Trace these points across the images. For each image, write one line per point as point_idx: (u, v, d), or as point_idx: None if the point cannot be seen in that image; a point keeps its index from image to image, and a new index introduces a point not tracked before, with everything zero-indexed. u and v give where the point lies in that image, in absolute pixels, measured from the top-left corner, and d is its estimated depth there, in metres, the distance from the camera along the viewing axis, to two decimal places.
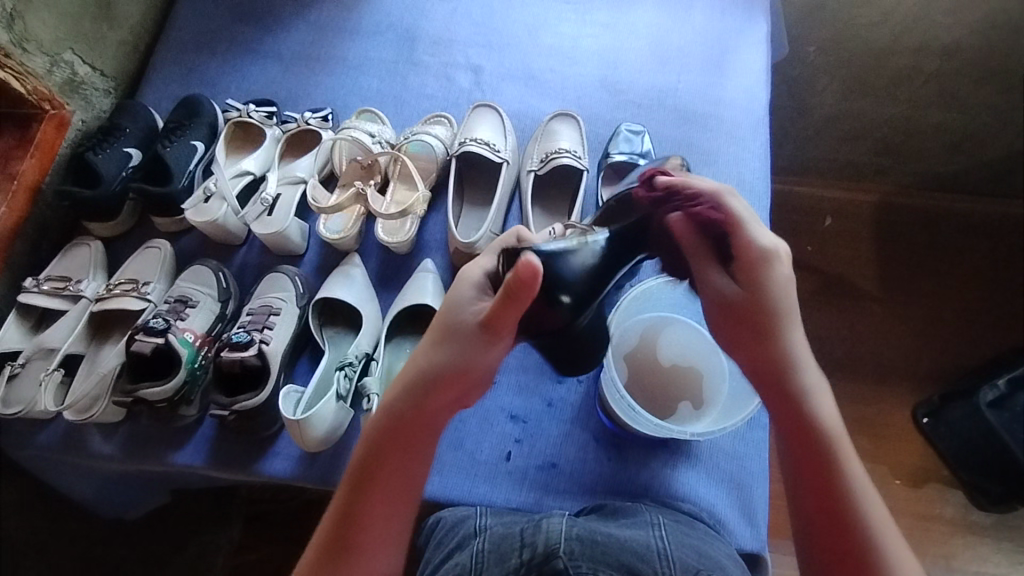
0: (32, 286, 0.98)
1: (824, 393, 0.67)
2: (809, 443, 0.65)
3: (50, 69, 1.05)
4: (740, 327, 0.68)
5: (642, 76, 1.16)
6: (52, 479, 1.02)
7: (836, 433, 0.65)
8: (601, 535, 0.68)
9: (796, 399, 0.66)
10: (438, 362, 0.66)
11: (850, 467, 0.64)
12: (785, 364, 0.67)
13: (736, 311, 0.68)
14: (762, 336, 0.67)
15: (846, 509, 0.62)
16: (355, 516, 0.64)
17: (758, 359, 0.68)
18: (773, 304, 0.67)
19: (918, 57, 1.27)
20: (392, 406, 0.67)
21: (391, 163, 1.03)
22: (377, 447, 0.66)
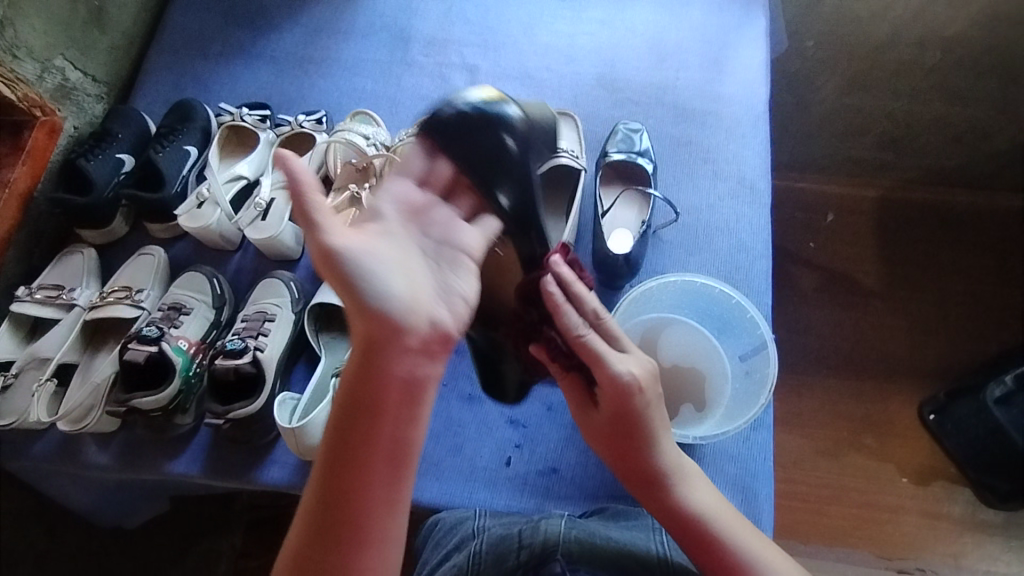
0: (24, 295, 0.97)
1: (693, 476, 0.69)
2: (689, 531, 0.65)
3: (41, 75, 1.04)
4: (613, 441, 0.70)
5: (639, 73, 1.14)
6: (47, 489, 1.01)
7: (712, 511, 0.66)
8: (600, 538, 0.68)
9: (667, 494, 0.67)
10: (357, 312, 0.56)
11: (738, 534, 0.64)
12: (661, 472, 0.68)
13: (609, 425, 0.70)
14: (641, 451, 0.68)
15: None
16: (342, 489, 0.57)
17: (633, 467, 0.69)
18: (642, 424, 0.67)
19: (919, 51, 1.26)
20: (352, 378, 0.57)
21: (385, 165, 1.00)
22: (344, 417, 0.57)
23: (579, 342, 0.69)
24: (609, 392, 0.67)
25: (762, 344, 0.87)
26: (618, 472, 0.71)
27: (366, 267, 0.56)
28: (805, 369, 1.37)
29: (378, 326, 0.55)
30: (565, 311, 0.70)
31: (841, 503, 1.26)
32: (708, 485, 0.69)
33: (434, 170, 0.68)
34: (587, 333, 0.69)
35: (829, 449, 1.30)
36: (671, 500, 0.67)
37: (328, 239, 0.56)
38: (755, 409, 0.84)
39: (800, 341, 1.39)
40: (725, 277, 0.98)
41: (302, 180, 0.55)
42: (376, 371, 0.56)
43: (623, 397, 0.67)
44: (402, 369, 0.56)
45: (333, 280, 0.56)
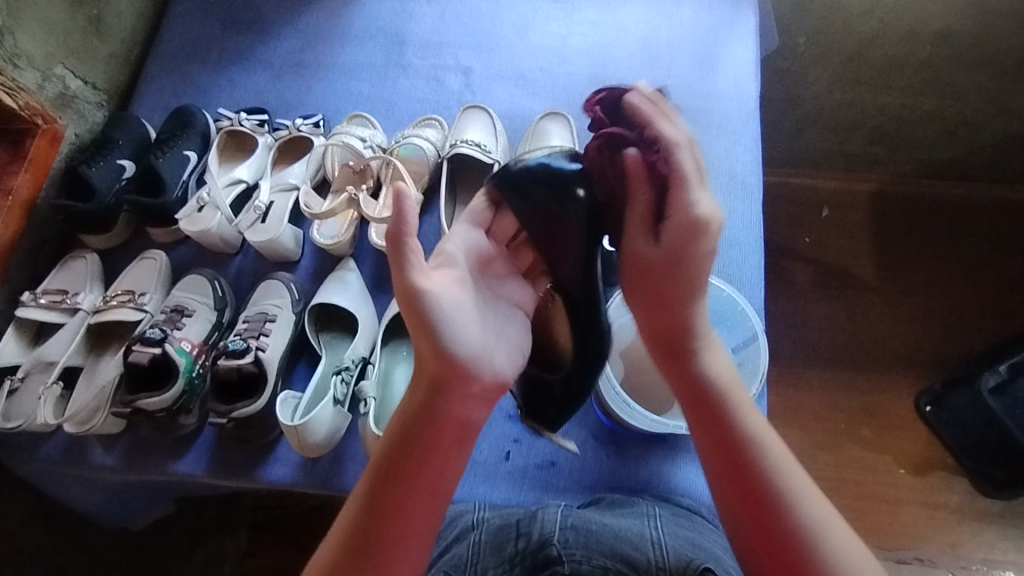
0: (29, 300, 0.98)
1: (715, 346, 0.70)
2: (702, 401, 0.68)
3: (42, 84, 1.06)
4: (658, 279, 0.66)
5: (631, 72, 1.16)
6: (55, 491, 1.02)
7: (726, 386, 0.68)
8: (595, 524, 0.69)
9: (690, 360, 0.68)
10: (428, 351, 0.60)
11: (745, 415, 0.67)
12: (688, 333, 0.68)
13: (656, 266, 0.65)
14: (681, 300, 0.66)
15: (745, 455, 0.64)
16: (383, 515, 0.61)
17: (662, 324, 0.68)
18: (695, 273, 0.64)
19: (908, 45, 1.28)
20: (413, 413, 0.62)
21: (383, 166, 1.03)
22: (400, 446, 0.62)
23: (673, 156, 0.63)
24: (679, 225, 0.63)
25: (754, 336, 0.91)
26: (644, 326, 0.70)
27: (446, 310, 0.60)
28: (801, 362, 1.39)
29: (449, 368, 0.60)
30: (662, 125, 0.65)
31: (839, 494, 1.27)
32: (731, 364, 0.70)
33: (499, 223, 0.71)
34: (682, 150, 0.63)
35: (826, 441, 1.32)
36: (690, 368, 0.68)
37: (415, 281, 0.60)
38: (748, 399, 0.87)
39: (796, 334, 1.41)
40: (718, 272, 0.99)
41: (407, 224, 0.58)
42: (437, 411, 0.61)
43: (693, 237, 0.63)
44: (460, 412, 0.61)
45: (413, 321, 0.60)
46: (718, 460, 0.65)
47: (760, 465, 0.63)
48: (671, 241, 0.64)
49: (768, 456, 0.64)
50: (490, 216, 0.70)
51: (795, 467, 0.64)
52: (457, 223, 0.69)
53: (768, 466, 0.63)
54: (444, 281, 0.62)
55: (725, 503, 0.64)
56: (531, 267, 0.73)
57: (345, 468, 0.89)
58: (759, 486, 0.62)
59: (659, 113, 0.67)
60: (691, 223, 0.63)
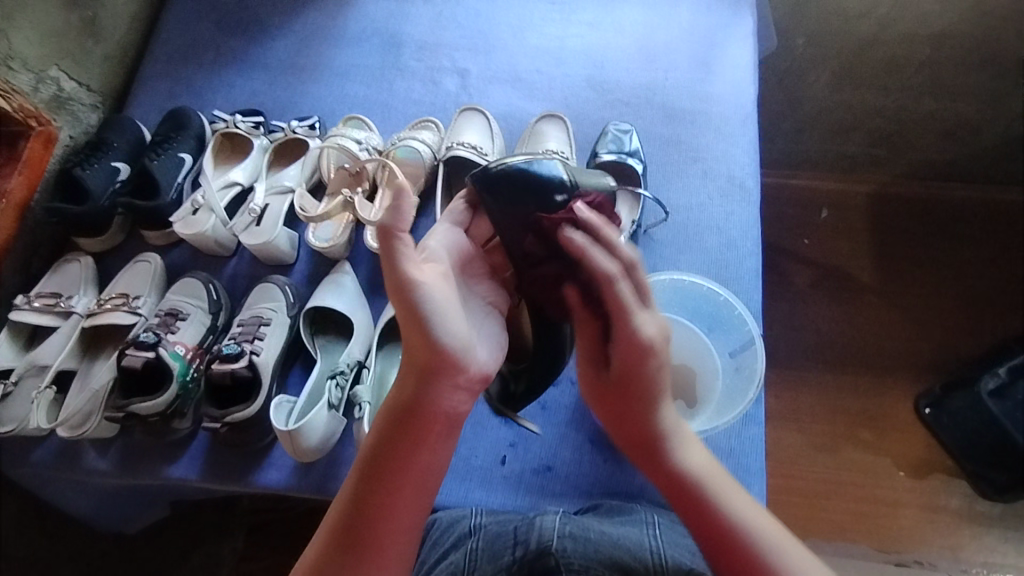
0: (23, 303, 0.98)
1: (689, 439, 0.69)
2: (682, 496, 0.66)
3: (36, 85, 1.05)
4: (621, 399, 0.67)
5: (628, 73, 1.15)
6: (50, 495, 1.02)
7: (709, 476, 0.66)
8: (595, 532, 0.68)
9: (667, 460, 0.67)
10: (416, 345, 0.61)
11: (733, 502, 0.64)
12: (658, 434, 0.67)
13: (613, 385, 0.67)
14: (644, 408, 0.67)
15: (738, 543, 0.62)
16: (370, 511, 0.61)
17: (633, 430, 0.68)
18: (653, 383, 0.65)
19: (907, 47, 1.27)
20: (399, 409, 0.62)
21: (379, 169, 1.02)
22: (386, 441, 0.62)
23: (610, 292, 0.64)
24: (627, 344, 0.64)
25: (751, 341, 0.90)
26: (618, 438, 0.70)
27: (437, 303, 0.60)
28: (800, 365, 1.38)
29: (438, 360, 0.60)
30: (594, 256, 0.65)
31: (838, 497, 1.27)
32: (706, 451, 0.69)
33: (475, 225, 0.73)
34: (620, 281, 0.64)
35: (825, 444, 1.31)
36: (667, 466, 0.67)
37: (408, 272, 0.60)
38: (744, 404, 0.86)
39: (795, 337, 1.40)
40: (715, 275, 0.99)
41: (403, 223, 0.59)
42: (423, 404, 0.61)
43: (638, 356, 0.64)
44: (445, 404, 0.62)
45: (404, 313, 0.60)
46: (713, 549, 0.63)
47: (757, 548, 0.61)
48: (624, 358, 0.65)
49: (761, 540, 0.62)
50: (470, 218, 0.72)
51: (794, 551, 0.62)
52: (439, 223, 0.70)
53: (763, 550, 0.61)
54: (433, 275, 0.62)
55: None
56: (498, 268, 0.74)
57: (340, 473, 0.89)
58: (758, 569, 0.60)
59: (593, 245, 0.66)
60: (641, 342, 0.64)
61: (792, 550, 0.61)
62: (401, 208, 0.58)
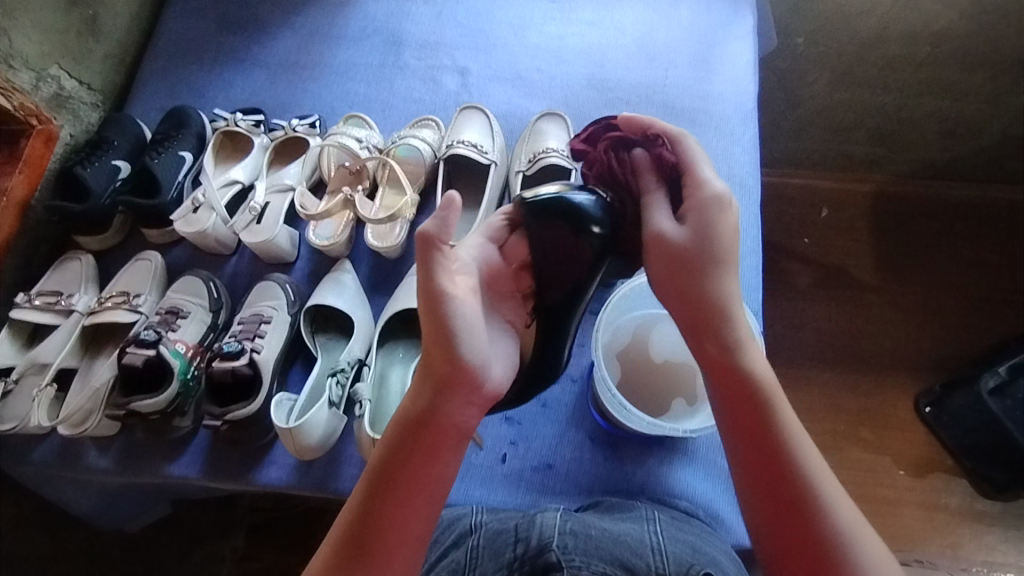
0: (24, 302, 0.98)
1: (753, 342, 0.66)
2: (733, 385, 0.64)
3: (37, 84, 1.06)
4: (683, 260, 0.66)
5: (629, 72, 1.15)
6: (51, 493, 1.02)
7: (770, 379, 0.64)
8: (596, 529, 0.68)
9: (726, 344, 0.64)
10: (439, 355, 0.60)
11: (782, 406, 0.63)
12: (723, 320, 0.65)
13: (677, 248, 0.67)
14: (706, 278, 0.65)
15: (776, 436, 0.61)
16: (377, 520, 0.60)
17: (692, 307, 0.66)
18: (718, 255, 0.66)
19: (907, 46, 1.27)
20: (415, 417, 0.62)
21: (379, 168, 1.03)
22: (399, 448, 0.62)
23: (680, 146, 0.72)
24: (695, 198, 0.68)
25: None
26: (679, 316, 0.67)
27: (465, 319, 0.61)
28: (800, 363, 1.38)
29: (458, 373, 0.60)
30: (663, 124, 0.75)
31: None
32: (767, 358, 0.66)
33: (511, 243, 0.71)
34: (685, 139, 0.73)
35: (825, 443, 1.31)
36: (724, 354, 0.64)
37: (441, 283, 0.61)
38: None
39: (795, 335, 1.40)
40: None
41: (447, 234, 0.61)
42: (439, 414, 0.61)
43: (713, 211, 0.67)
44: (460, 416, 0.61)
45: (430, 324, 0.60)
46: (750, 440, 0.62)
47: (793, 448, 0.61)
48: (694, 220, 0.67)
49: (796, 440, 0.61)
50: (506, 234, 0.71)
51: (825, 459, 0.61)
52: (473, 236, 0.70)
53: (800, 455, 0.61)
54: (464, 287, 0.63)
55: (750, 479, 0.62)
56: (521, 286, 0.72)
57: (341, 471, 0.89)
58: (790, 466, 0.60)
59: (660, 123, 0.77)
60: (710, 196, 0.68)
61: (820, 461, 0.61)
62: (448, 216, 0.60)
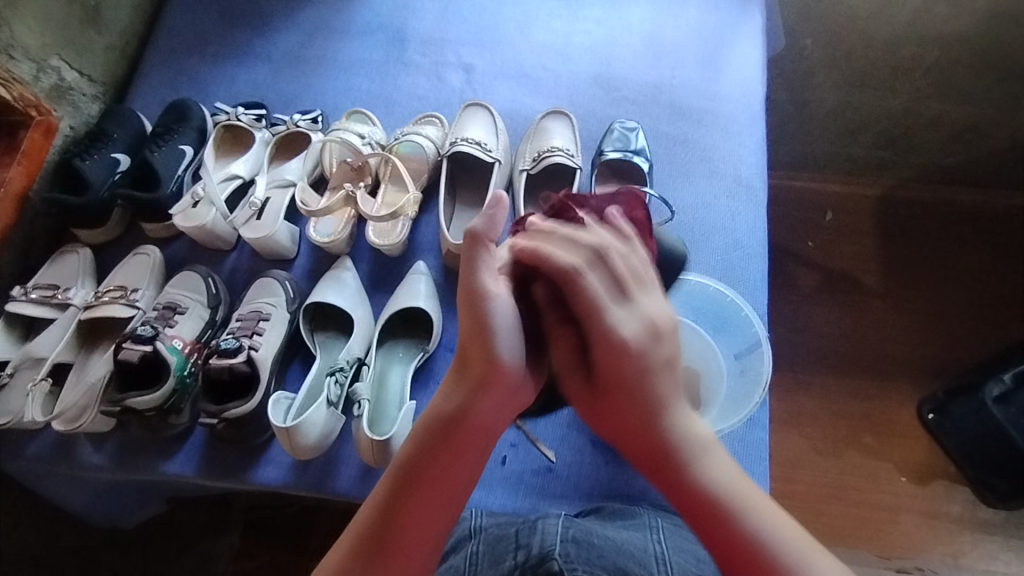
0: (20, 295, 0.97)
1: (709, 445, 0.59)
2: (702, 514, 0.56)
3: (37, 74, 1.04)
4: (614, 410, 0.58)
5: (635, 71, 1.14)
6: (45, 489, 1.01)
7: (733, 490, 0.57)
8: (597, 536, 0.67)
9: (683, 476, 0.57)
10: (476, 355, 0.57)
11: (762, 522, 0.55)
12: (668, 446, 0.58)
13: (599, 398, 0.59)
14: (635, 423, 0.58)
15: (762, 566, 0.53)
16: (395, 519, 0.59)
17: (631, 443, 0.59)
18: (642, 397, 0.57)
19: (916, 48, 1.26)
20: (444, 417, 0.59)
21: (381, 164, 1.03)
22: (425, 448, 0.59)
23: (576, 287, 0.56)
24: (604, 354, 0.56)
25: (757, 343, 0.89)
26: (622, 451, 0.61)
27: (501, 320, 0.57)
28: (803, 368, 1.37)
29: (496, 377, 0.57)
30: (547, 250, 0.58)
31: (839, 502, 1.26)
32: (730, 461, 0.59)
33: None
34: (585, 273, 0.56)
35: (827, 448, 1.30)
36: (683, 481, 0.57)
37: (484, 283, 0.58)
38: (749, 408, 0.85)
39: (799, 340, 1.39)
40: (722, 276, 0.97)
41: (495, 232, 0.60)
42: (471, 414, 0.58)
43: (616, 362, 0.56)
44: (490, 418, 0.58)
45: (470, 324, 0.58)
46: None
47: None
48: (603, 364, 0.56)
49: (783, 563, 0.53)
50: None
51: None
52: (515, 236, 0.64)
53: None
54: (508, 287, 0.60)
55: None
56: None
57: (339, 470, 0.88)
58: None
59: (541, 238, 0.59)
60: (615, 349, 0.55)
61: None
62: (496, 215, 0.59)
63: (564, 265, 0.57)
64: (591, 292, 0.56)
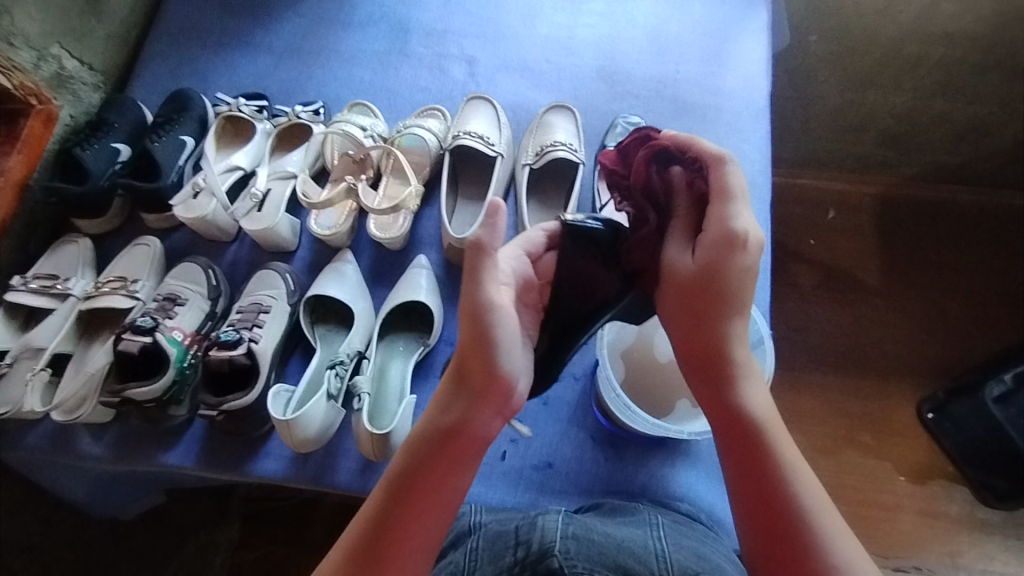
0: (19, 284, 0.96)
1: (756, 376, 0.64)
2: (739, 428, 0.62)
3: (37, 63, 1.03)
4: (701, 295, 0.62)
5: (639, 66, 1.13)
6: (43, 478, 1.01)
7: (768, 418, 0.63)
8: (598, 534, 0.66)
9: (734, 380, 0.63)
10: (476, 366, 0.58)
11: (787, 451, 0.62)
12: (728, 359, 0.63)
13: (687, 285, 0.63)
14: (709, 322, 0.63)
15: (778, 484, 0.60)
16: (389, 528, 0.59)
17: (698, 343, 0.64)
18: (726, 301, 0.62)
19: (922, 47, 1.25)
20: (442, 424, 0.60)
21: (384, 156, 1.01)
22: (421, 457, 0.60)
23: (721, 174, 0.64)
24: (716, 237, 0.62)
25: (760, 341, 0.88)
26: (680, 350, 0.66)
27: (506, 332, 0.57)
28: (803, 366, 1.36)
29: (496, 387, 0.58)
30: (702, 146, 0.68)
31: (838, 501, 1.25)
32: (768, 397, 0.65)
33: (544, 261, 0.70)
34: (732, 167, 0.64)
35: (827, 447, 1.30)
36: (728, 392, 0.63)
37: (488, 294, 0.58)
38: None
39: (799, 337, 1.39)
40: None
41: (497, 241, 0.57)
42: (469, 423, 0.59)
43: (718, 256, 0.61)
44: (486, 427, 0.59)
45: (473, 336, 0.57)
46: (747, 487, 0.61)
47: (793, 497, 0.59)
48: (712, 251, 0.62)
49: (799, 489, 0.59)
50: (542, 251, 0.70)
51: (829, 511, 0.59)
52: (507, 246, 0.66)
53: (801, 501, 0.59)
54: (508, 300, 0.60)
55: (751, 532, 0.60)
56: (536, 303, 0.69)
57: (339, 464, 0.88)
58: (789, 519, 0.58)
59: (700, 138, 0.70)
60: (731, 238, 0.61)
61: (835, 518, 0.59)
62: (497, 223, 0.56)
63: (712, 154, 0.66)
64: (732, 187, 0.63)
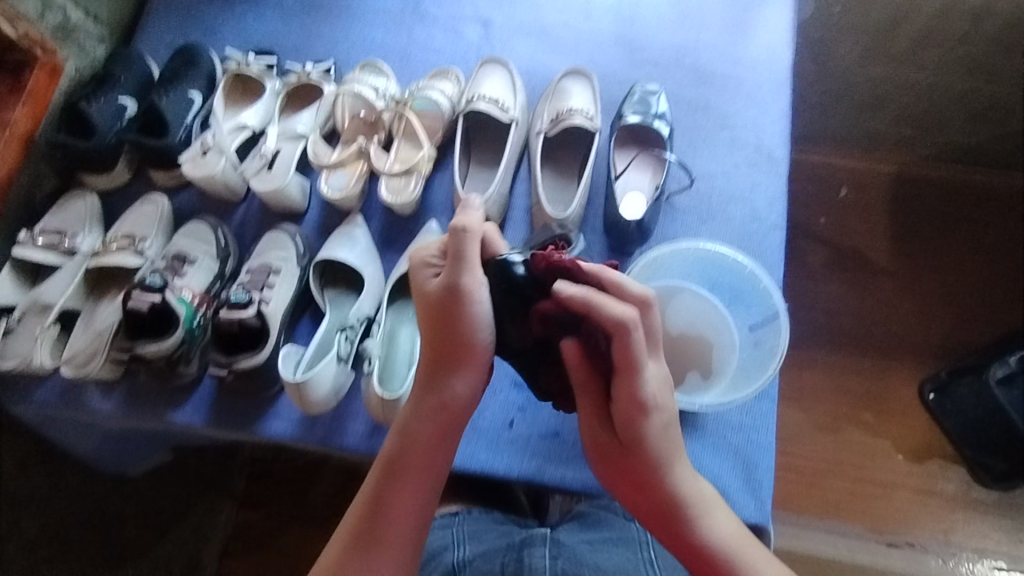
0: (26, 239, 0.95)
1: (711, 505, 0.64)
2: (708, 567, 0.62)
3: (43, 12, 1.00)
4: (627, 467, 0.63)
5: (659, 33, 1.10)
6: (53, 434, 1.02)
7: (734, 547, 0.62)
8: (587, 570, 0.72)
9: (687, 530, 0.63)
10: (451, 341, 0.64)
11: (761, 571, 0.61)
12: (678, 502, 0.63)
13: (612, 452, 0.64)
14: (652, 477, 0.63)
15: None
16: (384, 505, 0.64)
17: (642, 497, 0.64)
18: (656, 457, 0.62)
19: (946, 21, 1.21)
20: (424, 402, 0.66)
21: (396, 120, 0.99)
22: (408, 434, 0.65)
23: (625, 346, 0.59)
24: (625, 406, 0.61)
25: (774, 315, 0.86)
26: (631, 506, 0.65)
27: (481, 308, 0.65)
28: (810, 344, 1.36)
29: (471, 356, 0.65)
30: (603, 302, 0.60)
31: (836, 477, 1.27)
32: (728, 517, 0.65)
33: None
34: (635, 329, 0.59)
35: (828, 424, 1.30)
36: (687, 534, 0.63)
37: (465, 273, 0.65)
38: (764, 380, 0.83)
39: (806, 315, 1.38)
40: (736, 247, 0.96)
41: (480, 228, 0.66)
42: (449, 393, 0.65)
43: (634, 419, 0.62)
44: (462, 390, 0.65)
45: (451, 313, 0.64)
46: None
47: None
48: (624, 419, 0.62)
49: None
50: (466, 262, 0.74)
51: None
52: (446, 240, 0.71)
53: None
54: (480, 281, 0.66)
55: None
56: None
57: (347, 426, 0.88)
58: None
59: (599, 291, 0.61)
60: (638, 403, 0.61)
61: None
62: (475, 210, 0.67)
63: (619, 318, 0.59)
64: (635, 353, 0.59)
